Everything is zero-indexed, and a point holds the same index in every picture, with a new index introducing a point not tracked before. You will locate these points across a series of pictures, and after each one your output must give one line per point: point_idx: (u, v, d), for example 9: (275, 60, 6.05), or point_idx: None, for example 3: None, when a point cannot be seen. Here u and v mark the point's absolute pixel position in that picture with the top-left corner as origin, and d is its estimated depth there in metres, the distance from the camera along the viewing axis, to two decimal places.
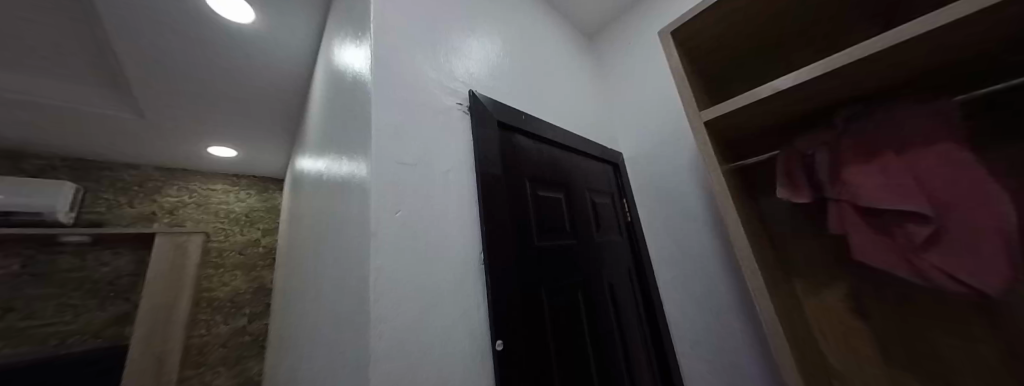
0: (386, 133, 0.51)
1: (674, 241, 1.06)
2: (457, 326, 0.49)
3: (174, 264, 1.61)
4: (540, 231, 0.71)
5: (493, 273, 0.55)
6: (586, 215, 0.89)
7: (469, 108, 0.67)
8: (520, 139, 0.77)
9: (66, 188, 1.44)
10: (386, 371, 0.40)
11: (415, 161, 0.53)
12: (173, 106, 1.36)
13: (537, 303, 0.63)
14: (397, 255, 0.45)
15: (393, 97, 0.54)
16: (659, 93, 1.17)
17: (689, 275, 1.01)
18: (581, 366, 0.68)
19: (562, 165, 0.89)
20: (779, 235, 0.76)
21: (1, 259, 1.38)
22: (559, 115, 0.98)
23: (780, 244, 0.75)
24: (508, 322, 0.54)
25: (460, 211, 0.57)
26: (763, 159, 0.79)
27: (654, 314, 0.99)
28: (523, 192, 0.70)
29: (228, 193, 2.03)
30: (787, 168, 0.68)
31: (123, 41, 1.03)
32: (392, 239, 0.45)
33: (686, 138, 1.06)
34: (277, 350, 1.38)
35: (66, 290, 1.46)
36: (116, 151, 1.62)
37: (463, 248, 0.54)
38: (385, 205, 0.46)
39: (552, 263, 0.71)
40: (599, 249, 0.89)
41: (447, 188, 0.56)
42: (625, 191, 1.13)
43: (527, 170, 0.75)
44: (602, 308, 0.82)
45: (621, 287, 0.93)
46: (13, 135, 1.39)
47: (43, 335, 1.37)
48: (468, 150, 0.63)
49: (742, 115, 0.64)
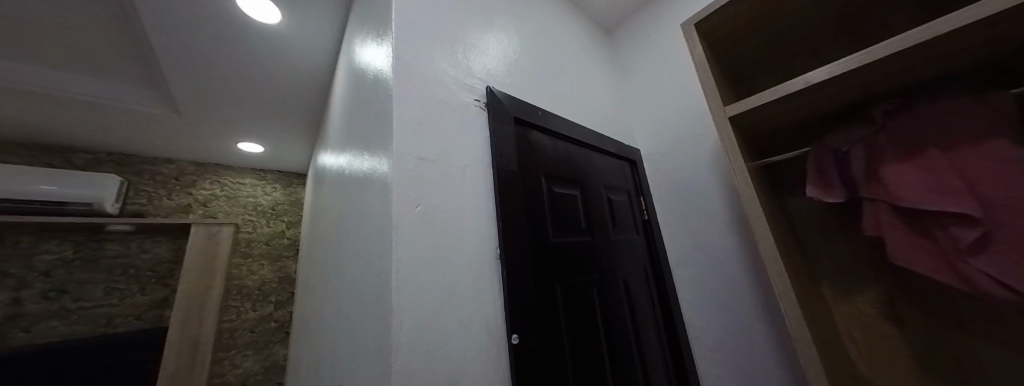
0: (406, 129, 0.52)
1: (692, 241, 1.03)
2: (474, 320, 0.50)
3: (206, 253, 1.71)
4: (556, 227, 0.71)
5: (509, 269, 0.56)
6: (602, 213, 0.88)
7: (486, 105, 0.67)
8: (537, 135, 0.76)
9: (111, 180, 1.55)
10: (406, 359, 0.41)
11: (434, 157, 0.54)
12: (205, 103, 1.44)
13: (552, 299, 0.63)
14: (416, 248, 0.46)
15: (413, 94, 0.55)
16: (679, 88, 1.14)
17: (709, 276, 0.98)
18: (595, 364, 0.68)
19: (578, 162, 0.88)
20: (807, 236, 0.72)
21: (57, 245, 1.51)
22: (576, 111, 0.96)
23: (808, 245, 0.72)
24: (523, 317, 0.55)
25: (478, 206, 0.57)
26: (792, 156, 0.75)
27: (671, 315, 0.98)
28: (538, 188, 0.70)
29: (256, 187, 2.14)
30: (817, 166, 0.65)
31: (163, 43, 1.09)
32: (411, 233, 0.46)
33: (708, 134, 1.02)
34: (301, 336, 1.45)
35: (113, 275, 1.58)
36: (156, 146, 1.73)
37: (480, 242, 0.55)
38: (405, 198, 0.47)
39: (567, 260, 0.71)
40: (615, 247, 0.88)
41: (464, 183, 0.57)
42: (642, 189, 1.11)
43: (543, 167, 0.75)
44: (617, 307, 0.81)
45: (637, 286, 0.91)
46: (67, 131, 1.51)
47: (94, 316, 1.50)
48: (485, 146, 0.64)
49: (769, 111, 0.61)
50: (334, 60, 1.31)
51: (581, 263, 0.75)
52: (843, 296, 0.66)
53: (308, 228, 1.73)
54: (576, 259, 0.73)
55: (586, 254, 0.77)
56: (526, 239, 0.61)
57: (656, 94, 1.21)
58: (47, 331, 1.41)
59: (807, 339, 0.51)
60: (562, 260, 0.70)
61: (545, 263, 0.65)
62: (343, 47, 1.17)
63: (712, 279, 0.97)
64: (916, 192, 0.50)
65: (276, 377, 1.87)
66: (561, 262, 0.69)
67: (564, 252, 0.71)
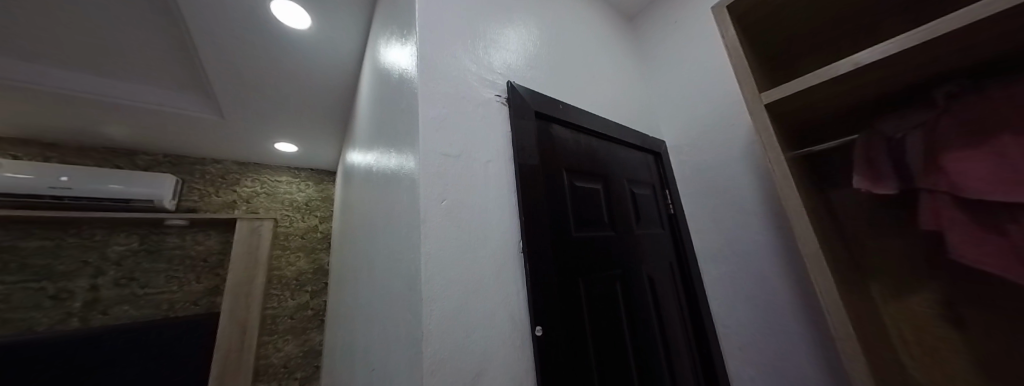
0: (431, 126, 0.53)
1: (722, 235, 0.99)
2: (499, 311, 0.51)
3: (250, 246, 1.86)
4: (578, 222, 0.71)
5: (532, 262, 0.56)
6: (625, 207, 0.86)
7: (507, 99, 0.67)
8: (557, 129, 0.76)
9: (168, 180, 1.72)
10: (436, 346, 0.43)
11: (457, 153, 0.55)
12: (246, 106, 1.55)
13: (575, 293, 0.63)
14: (442, 242, 0.48)
15: (436, 92, 0.57)
16: (707, 76, 1.08)
17: (740, 272, 0.94)
18: (619, 359, 0.67)
19: (600, 156, 0.86)
20: (852, 230, 0.67)
21: (125, 237, 1.68)
22: (598, 103, 0.94)
23: (853, 241, 0.67)
24: (547, 309, 0.55)
25: (501, 201, 0.58)
26: (838, 144, 0.70)
27: (699, 311, 0.95)
28: (560, 182, 0.70)
29: (292, 184, 2.28)
30: (867, 155, 0.60)
31: (207, 52, 1.18)
32: (437, 227, 0.48)
33: (739, 123, 0.97)
34: (335, 324, 1.54)
35: (172, 265, 1.75)
36: (204, 147, 1.89)
37: (502, 236, 0.56)
38: (431, 193, 0.49)
39: (590, 254, 0.70)
40: (639, 242, 0.86)
41: (488, 178, 0.58)
42: (668, 182, 1.07)
43: (564, 161, 0.74)
44: (642, 303, 0.80)
45: (663, 281, 0.89)
46: (131, 136, 1.68)
47: (159, 301, 1.68)
48: (507, 141, 0.64)
49: (811, 97, 0.57)
50: (359, 60, 1.36)
51: (604, 257, 0.74)
52: (893, 296, 0.61)
53: (339, 222, 1.83)
54: (598, 254, 0.73)
55: (609, 249, 0.76)
56: (548, 233, 0.62)
57: (682, 83, 1.16)
58: (119, 314, 1.58)
59: (852, 339, 0.48)
60: (585, 254, 0.69)
61: (567, 257, 0.64)
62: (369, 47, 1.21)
63: (743, 276, 0.93)
64: (984, 182, 0.45)
65: (315, 360, 2.01)
66: (584, 256, 0.69)
67: (586, 246, 0.70)
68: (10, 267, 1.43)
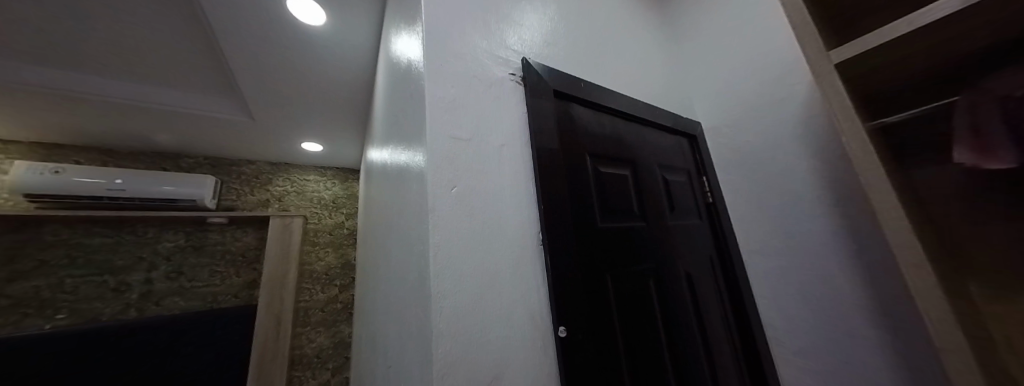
0: (439, 107, 0.48)
1: (771, 225, 0.87)
2: (516, 309, 0.46)
3: (282, 241, 1.95)
4: (604, 211, 0.64)
5: (553, 254, 0.51)
6: (657, 195, 0.78)
7: (523, 78, 0.61)
8: (580, 111, 0.69)
9: (208, 180, 1.83)
10: (447, 347, 0.39)
11: (468, 136, 0.50)
12: (272, 107, 1.60)
13: (602, 289, 0.57)
14: (452, 232, 0.43)
15: (445, 71, 0.52)
16: (751, 47, 0.96)
17: (793, 267, 0.83)
18: (655, 364, 0.60)
19: (628, 139, 0.78)
20: (945, 215, 0.55)
21: (173, 234, 1.82)
22: (624, 82, 0.86)
23: (948, 228, 0.55)
24: (571, 306, 0.50)
25: (518, 189, 0.53)
26: (926, 111, 0.57)
27: (743, 309, 0.86)
28: (583, 168, 0.63)
29: (319, 182, 2.37)
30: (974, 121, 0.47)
31: (233, 55, 1.22)
32: (447, 215, 0.43)
33: (792, 97, 0.85)
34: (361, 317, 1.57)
35: (215, 260, 1.88)
36: (239, 149, 1.99)
37: (519, 227, 0.51)
38: (440, 180, 0.44)
39: (618, 247, 0.63)
40: (674, 233, 0.77)
41: (503, 163, 0.53)
42: (705, 168, 0.97)
43: (588, 145, 0.67)
44: (679, 301, 0.71)
45: (701, 277, 0.80)
46: (175, 140, 1.81)
47: (205, 293, 1.81)
48: (523, 123, 0.58)
49: (895, 51, 0.46)
50: (374, 55, 1.35)
51: (634, 250, 0.67)
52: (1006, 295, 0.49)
53: (363, 218, 1.88)
54: (628, 246, 0.66)
55: (640, 240, 0.69)
56: (571, 222, 0.56)
57: (721, 57, 1.04)
58: (171, 305, 1.72)
59: (964, 350, 0.38)
60: (613, 246, 0.63)
61: (592, 249, 0.58)
62: (382, 41, 1.19)
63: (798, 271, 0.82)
64: None
65: (345, 351, 2.09)
66: (611, 247, 0.62)
67: (614, 237, 0.64)
68: (77, 262, 1.57)
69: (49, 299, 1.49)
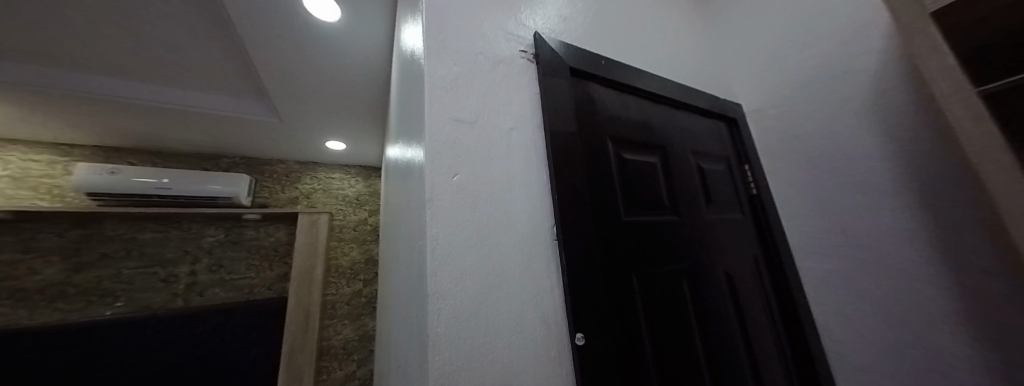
0: (438, 86, 0.43)
1: (837, 220, 0.77)
2: (526, 312, 0.40)
3: (310, 237, 2.03)
4: (630, 203, 0.57)
5: (569, 249, 0.45)
6: (692, 186, 0.69)
7: (535, 56, 0.55)
8: (601, 91, 0.62)
9: (243, 178, 1.94)
10: (445, 355, 0.34)
11: (472, 118, 0.45)
12: (298, 107, 1.66)
13: (627, 290, 0.50)
14: (451, 224, 0.38)
15: (446, 47, 0.47)
16: (807, 17, 0.84)
17: (865, 267, 0.72)
18: (690, 378, 0.52)
19: (657, 123, 0.70)
20: None
21: (214, 230, 1.95)
22: (652, 60, 0.77)
23: None
24: (590, 311, 0.43)
25: (529, 177, 0.47)
26: None
27: (793, 316, 0.75)
28: (604, 155, 0.56)
29: (344, 180, 2.45)
30: None
31: (258, 57, 1.26)
32: (445, 204, 0.39)
33: (858, 69, 0.73)
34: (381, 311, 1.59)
35: (251, 254, 1.99)
36: (271, 149, 2.10)
37: (530, 219, 0.45)
38: (439, 165, 0.40)
39: (645, 243, 0.56)
40: (711, 229, 0.68)
41: (511, 149, 0.47)
42: (747, 155, 0.85)
43: (611, 129, 0.60)
44: (719, 305, 0.62)
45: (743, 279, 0.70)
46: (214, 142, 1.93)
47: (242, 285, 1.93)
48: (534, 106, 0.52)
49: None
50: (389, 52, 1.34)
51: (665, 246, 0.59)
52: None
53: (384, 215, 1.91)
54: (658, 241, 0.58)
55: (673, 236, 0.61)
56: (591, 214, 0.49)
57: (770, 31, 0.92)
58: (213, 296, 1.84)
59: None
60: (640, 243, 0.55)
61: (615, 245, 0.51)
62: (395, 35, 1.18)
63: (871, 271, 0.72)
64: None
65: (369, 344, 2.16)
66: (637, 243, 0.55)
67: (641, 232, 0.56)
68: (132, 255, 1.73)
69: (109, 288, 1.65)
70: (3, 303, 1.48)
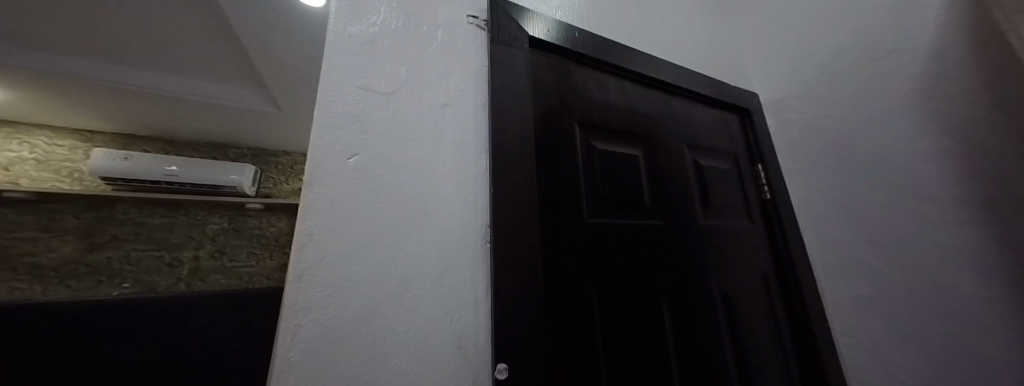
0: (347, 49, 0.36)
1: (876, 233, 0.63)
2: (432, 333, 0.32)
3: None
4: (598, 202, 0.47)
5: (502, 255, 0.36)
6: (684, 185, 0.57)
7: (487, 22, 0.46)
8: (573, 68, 0.52)
9: (248, 168, 1.97)
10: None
11: (390, 89, 0.37)
12: (297, 99, 1.66)
13: (580, 307, 0.41)
14: (335, 215, 0.30)
15: (367, 5, 0.39)
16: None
17: (912, 293, 0.59)
18: None
19: (646, 109, 0.59)
20: None
21: (219, 218, 1.99)
22: (651, 40, 0.66)
23: None
24: (523, 334, 0.34)
25: (461, 163, 0.39)
26: None
27: (808, 348, 0.62)
28: (566, 144, 0.47)
29: None
30: None
31: (252, 46, 1.25)
32: (329, 191, 0.30)
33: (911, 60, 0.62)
34: None
35: (252, 243, 2.02)
36: (276, 140, 2.12)
37: (455, 215, 0.36)
38: (331, 143, 0.32)
39: (611, 251, 0.46)
40: (707, 238, 0.57)
41: (440, 128, 0.38)
42: (760, 153, 0.72)
43: (581, 114, 0.50)
44: (709, 331, 0.51)
45: (745, 300, 0.58)
46: (222, 132, 1.98)
47: (242, 273, 1.96)
48: (480, 81, 0.44)
49: None
50: None
51: (641, 256, 0.48)
52: None
53: None
54: (632, 250, 0.48)
55: (654, 245, 0.50)
56: (539, 212, 0.40)
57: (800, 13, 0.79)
58: (214, 282, 1.88)
59: None
60: (606, 250, 0.46)
61: (570, 251, 0.42)
62: None
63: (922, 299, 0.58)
64: None
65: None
66: (602, 250, 0.45)
67: (609, 238, 0.46)
68: (141, 238, 1.78)
69: (117, 269, 1.71)
70: (22, 279, 1.57)
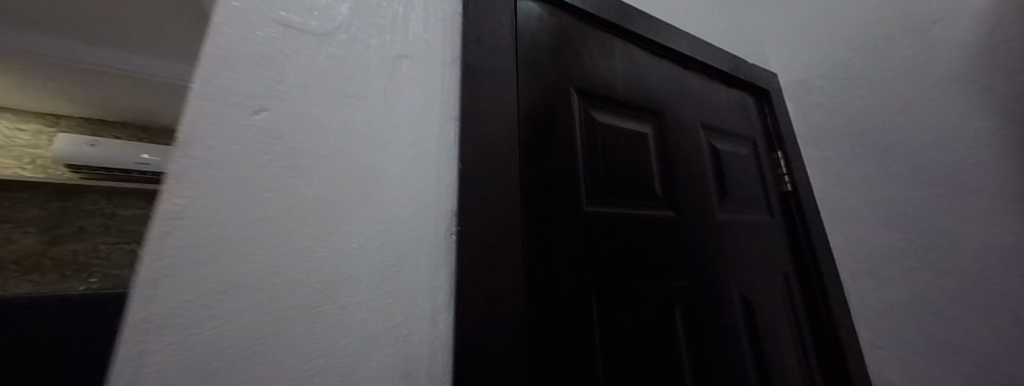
0: None
1: (913, 230, 0.55)
2: (368, 357, 0.23)
3: None
4: (598, 188, 0.39)
5: (470, 252, 0.28)
6: (700, 172, 0.49)
7: None
8: (573, 25, 0.43)
9: None
10: None
11: (326, 29, 0.28)
12: None
13: (574, 318, 0.33)
14: (230, 193, 0.21)
15: None
16: None
17: (955, 301, 0.50)
18: None
19: (658, 82, 0.50)
20: None
21: None
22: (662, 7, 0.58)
23: None
24: (493, 354, 0.26)
25: (421, 132, 0.29)
26: None
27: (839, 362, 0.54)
28: (561, 115, 0.38)
29: None
30: None
31: None
32: (222, 159, 0.21)
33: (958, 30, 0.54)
34: None
35: None
36: None
37: (411, 198, 0.28)
38: (229, 92, 0.23)
39: (613, 247, 0.38)
40: (725, 233, 0.48)
41: (396, 85, 0.29)
42: (781, 139, 0.64)
43: (581, 80, 0.42)
44: (728, 343, 0.43)
45: (766, 306, 0.50)
46: None
47: None
48: (452, 29, 0.34)
49: None
50: None
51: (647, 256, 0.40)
52: None
53: None
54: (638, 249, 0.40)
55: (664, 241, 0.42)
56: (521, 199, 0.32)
57: None
58: None
59: None
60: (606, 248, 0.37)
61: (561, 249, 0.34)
62: None
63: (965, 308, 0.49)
64: None
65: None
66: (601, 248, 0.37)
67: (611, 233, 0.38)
68: (111, 230, 1.67)
69: (85, 263, 1.61)
70: None
